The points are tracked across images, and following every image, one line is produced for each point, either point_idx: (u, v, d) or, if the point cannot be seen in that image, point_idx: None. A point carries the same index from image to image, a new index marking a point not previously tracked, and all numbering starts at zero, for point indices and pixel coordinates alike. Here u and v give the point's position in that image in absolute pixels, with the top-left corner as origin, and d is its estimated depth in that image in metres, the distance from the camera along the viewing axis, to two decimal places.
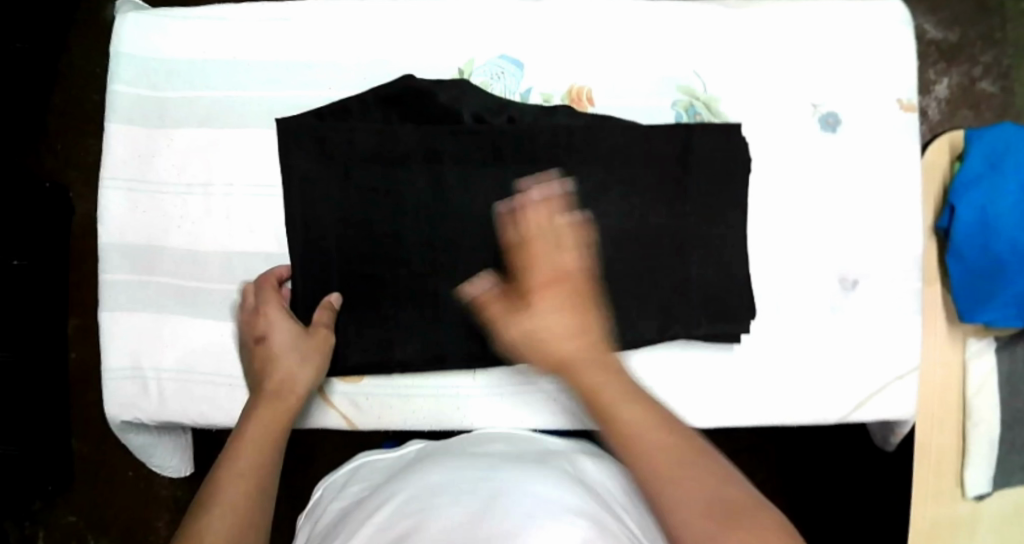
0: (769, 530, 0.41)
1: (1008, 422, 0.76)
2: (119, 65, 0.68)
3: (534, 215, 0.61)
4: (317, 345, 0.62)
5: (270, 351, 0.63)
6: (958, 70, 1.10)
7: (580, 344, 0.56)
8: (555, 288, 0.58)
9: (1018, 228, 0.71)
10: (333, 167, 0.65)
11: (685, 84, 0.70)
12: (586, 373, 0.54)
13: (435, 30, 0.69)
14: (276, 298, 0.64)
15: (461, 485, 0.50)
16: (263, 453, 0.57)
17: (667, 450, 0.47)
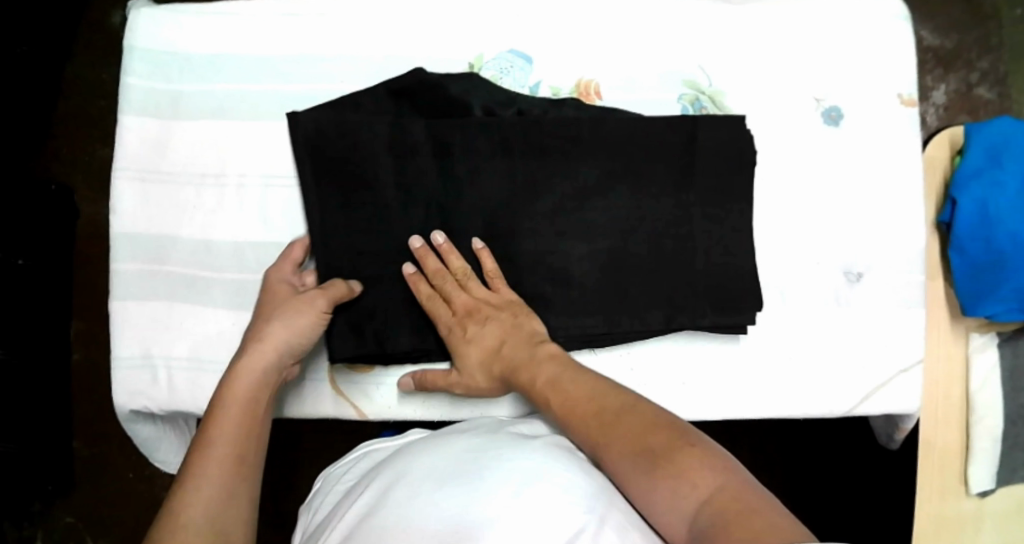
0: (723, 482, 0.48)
1: (1011, 417, 0.77)
2: (132, 57, 0.69)
3: (432, 264, 0.64)
4: (308, 310, 0.62)
5: (264, 315, 0.62)
6: (955, 76, 1.12)
7: (512, 355, 0.63)
8: (466, 323, 0.64)
9: (1017, 221, 0.73)
10: (351, 162, 0.65)
11: (691, 78, 0.71)
12: (525, 371, 0.62)
13: (445, 25, 0.71)
14: (288, 267, 0.65)
15: (456, 472, 0.52)
16: (241, 425, 0.58)
17: (594, 422, 0.55)
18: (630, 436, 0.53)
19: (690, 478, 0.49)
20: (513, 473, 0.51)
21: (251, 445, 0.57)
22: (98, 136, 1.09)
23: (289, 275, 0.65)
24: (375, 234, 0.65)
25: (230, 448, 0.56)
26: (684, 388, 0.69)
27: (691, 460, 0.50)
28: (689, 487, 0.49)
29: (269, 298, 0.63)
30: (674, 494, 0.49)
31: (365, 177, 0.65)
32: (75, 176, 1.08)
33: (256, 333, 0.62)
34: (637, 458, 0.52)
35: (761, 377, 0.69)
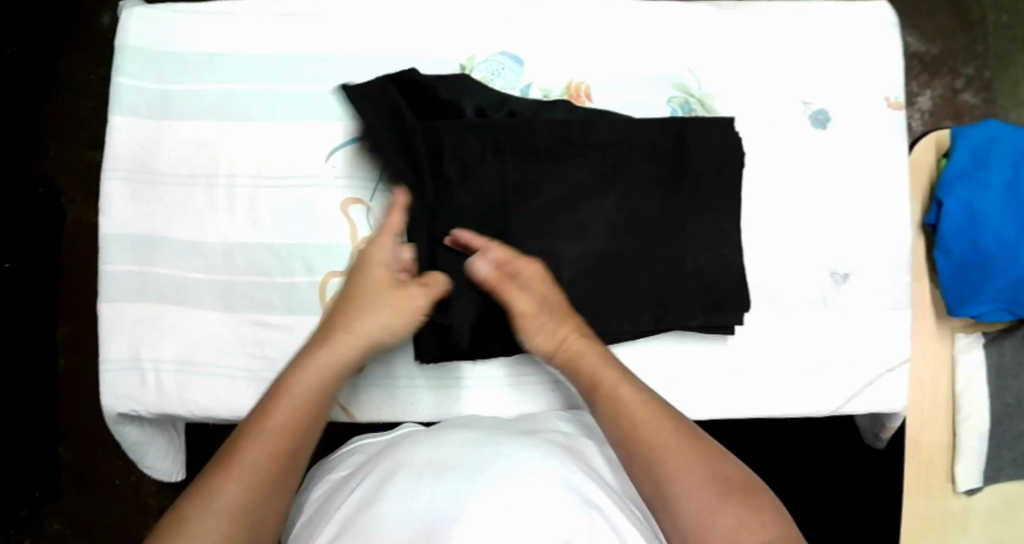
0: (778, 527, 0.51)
1: (997, 416, 0.78)
2: (123, 57, 0.69)
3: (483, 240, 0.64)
4: (402, 303, 0.62)
5: (358, 297, 0.62)
6: (940, 82, 1.13)
7: (569, 336, 0.62)
8: (542, 282, 0.63)
9: (1006, 222, 0.74)
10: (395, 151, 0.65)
11: (681, 80, 0.72)
12: (582, 358, 0.62)
13: (436, 27, 0.71)
14: (389, 240, 0.64)
15: (455, 466, 0.52)
16: (292, 425, 0.55)
17: (660, 442, 0.55)
18: (697, 466, 0.53)
19: (760, 518, 0.51)
20: (509, 464, 0.52)
21: (302, 437, 0.56)
22: (87, 139, 1.08)
23: (388, 252, 0.64)
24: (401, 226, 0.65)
25: (282, 435, 0.54)
26: (673, 389, 0.69)
27: (762, 499, 0.53)
28: (756, 526, 0.51)
29: (368, 278, 0.63)
30: (740, 529, 0.50)
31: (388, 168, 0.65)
32: (62, 180, 1.07)
33: (347, 318, 0.62)
34: (710, 478, 0.53)
35: (750, 377, 0.70)
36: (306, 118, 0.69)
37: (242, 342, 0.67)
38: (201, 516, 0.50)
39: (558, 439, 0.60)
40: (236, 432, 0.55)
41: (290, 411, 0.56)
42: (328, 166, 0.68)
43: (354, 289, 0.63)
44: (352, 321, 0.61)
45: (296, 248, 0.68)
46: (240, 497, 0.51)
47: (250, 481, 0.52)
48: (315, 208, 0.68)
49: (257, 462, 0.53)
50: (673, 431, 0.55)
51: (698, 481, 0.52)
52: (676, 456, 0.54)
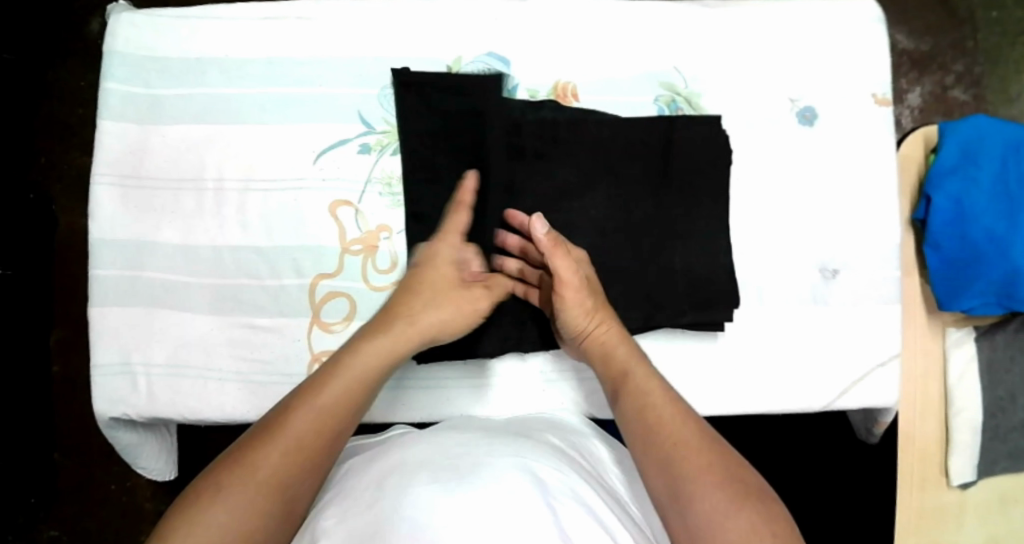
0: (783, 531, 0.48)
1: (990, 410, 0.78)
2: (111, 62, 0.69)
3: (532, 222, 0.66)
4: (458, 299, 0.63)
5: (418, 287, 0.64)
6: (929, 79, 1.13)
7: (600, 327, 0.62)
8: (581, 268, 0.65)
9: (994, 217, 0.74)
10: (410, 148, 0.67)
11: (667, 79, 0.72)
12: (611, 350, 0.61)
13: (422, 28, 0.71)
14: (457, 236, 0.65)
15: (443, 465, 0.52)
16: (336, 415, 0.54)
17: (679, 439, 0.53)
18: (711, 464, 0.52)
19: (770, 524, 0.49)
20: (501, 465, 0.52)
21: (350, 420, 0.55)
22: (78, 145, 1.08)
23: (455, 250, 0.65)
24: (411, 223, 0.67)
25: (333, 414, 0.54)
26: None
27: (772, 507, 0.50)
28: (766, 532, 0.48)
29: (432, 270, 0.64)
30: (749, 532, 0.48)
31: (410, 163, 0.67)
32: (53, 186, 1.07)
33: (405, 306, 0.63)
34: (722, 479, 0.51)
35: (740, 373, 0.70)
36: (294, 121, 0.69)
37: (233, 345, 0.67)
38: (240, 479, 0.49)
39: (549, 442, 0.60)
40: (288, 400, 0.54)
41: (343, 389, 0.55)
42: (316, 169, 0.68)
43: (416, 279, 0.64)
44: (413, 310, 0.62)
45: (285, 251, 0.68)
46: (278, 466, 0.50)
47: (293, 454, 0.51)
48: (304, 210, 0.68)
49: (306, 433, 0.52)
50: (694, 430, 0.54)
51: (711, 482, 0.50)
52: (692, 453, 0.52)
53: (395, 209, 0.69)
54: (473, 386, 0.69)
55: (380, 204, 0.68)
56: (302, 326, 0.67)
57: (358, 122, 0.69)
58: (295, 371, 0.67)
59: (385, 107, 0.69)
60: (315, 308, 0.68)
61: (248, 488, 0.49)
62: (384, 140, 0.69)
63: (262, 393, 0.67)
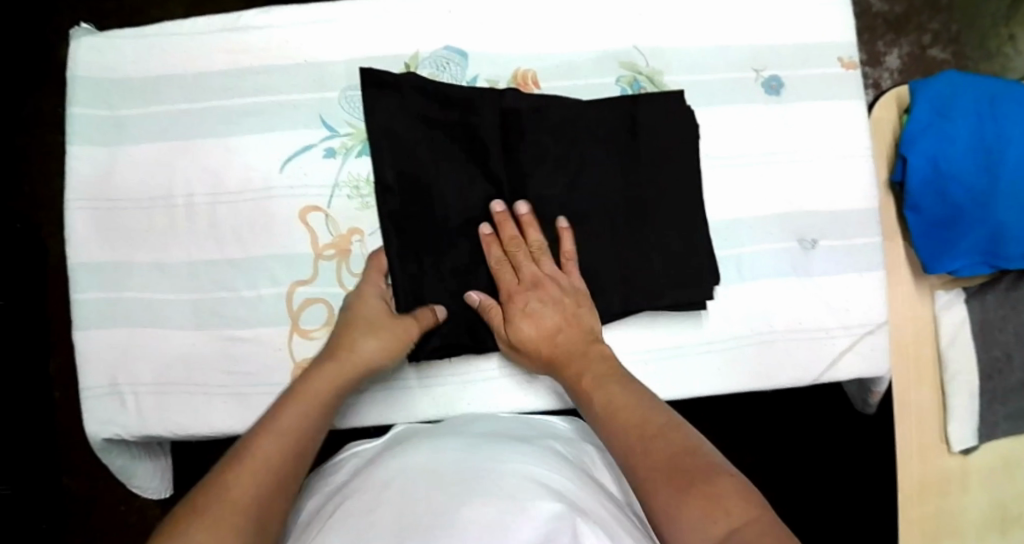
0: (745, 515, 0.46)
1: (986, 371, 0.77)
2: (75, 87, 0.70)
3: (508, 230, 0.65)
4: (391, 329, 0.63)
5: (352, 320, 0.63)
6: (907, 40, 1.12)
7: (567, 354, 0.63)
8: (530, 293, 0.64)
9: (973, 175, 0.73)
10: (382, 145, 0.66)
11: (628, 59, 0.72)
12: (572, 366, 0.62)
13: (378, 27, 0.71)
14: (379, 277, 0.65)
15: (438, 473, 0.52)
16: (292, 441, 0.54)
17: (634, 441, 0.54)
18: (664, 457, 0.51)
19: (728, 505, 0.47)
20: (504, 471, 0.53)
21: (311, 442, 0.56)
22: (58, 172, 1.09)
23: (377, 289, 0.65)
24: (390, 222, 0.65)
25: (296, 436, 0.55)
26: (649, 369, 0.69)
27: (722, 485, 0.48)
28: (720, 513, 0.47)
29: (362, 308, 0.64)
30: (703, 521, 0.47)
31: (384, 162, 0.66)
32: (39, 214, 1.09)
33: (342, 337, 0.62)
34: (665, 478, 0.50)
35: (724, 353, 0.69)
36: (258, 130, 0.69)
37: (214, 359, 0.67)
38: (217, 498, 0.48)
39: (552, 445, 0.61)
40: (242, 436, 0.54)
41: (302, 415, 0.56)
42: (283, 176, 0.69)
43: (350, 314, 0.64)
44: (351, 340, 0.62)
45: (259, 262, 0.68)
46: (252, 485, 0.50)
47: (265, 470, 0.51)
48: (275, 220, 0.68)
49: (264, 469, 0.51)
50: (658, 433, 0.53)
51: (659, 485, 0.50)
52: (637, 449, 0.53)
53: (365, 210, 0.69)
54: (460, 384, 0.69)
55: (349, 207, 0.68)
56: (281, 335, 0.67)
57: (321, 126, 0.69)
58: (278, 380, 0.67)
59: (347, 110, 0.70)
60: (294, 315, 0.67)
61: (222, 521, 0.47)
62: (348, 142, 0.69)
63: (248, 404, 0.67)
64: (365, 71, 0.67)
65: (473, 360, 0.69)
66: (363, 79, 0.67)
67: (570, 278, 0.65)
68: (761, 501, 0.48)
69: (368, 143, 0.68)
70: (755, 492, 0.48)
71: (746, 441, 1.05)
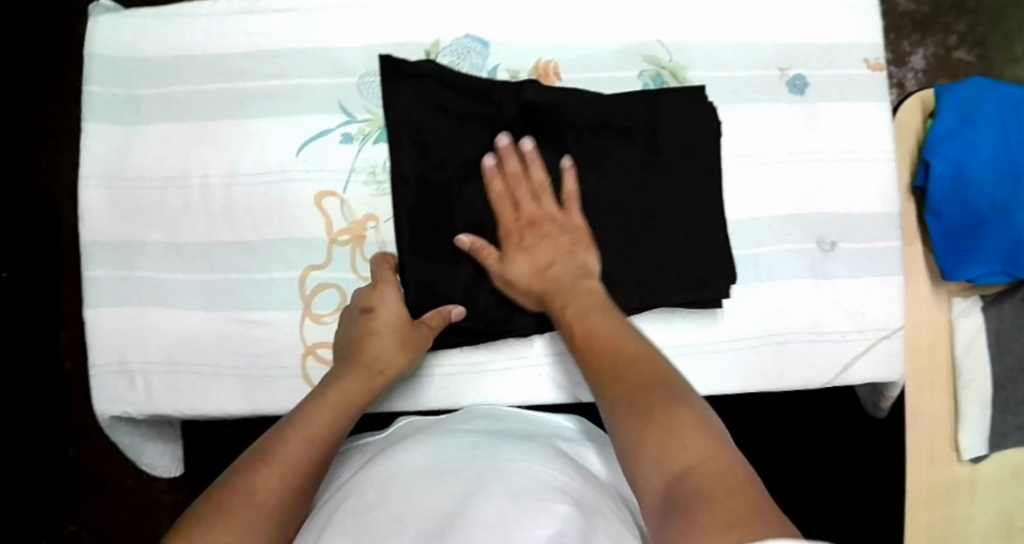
0: (706, 454, 0.46)
1: (1001, 381, 0.76)
2: (92, 66, 0.69)
3: (512, 164, 0.65)
4: (412, 339, 0.62)
5: (371, 324, 0.62)
6: (932, 41, 1.11)
7: (559, 285, 0.63)
8: (527, 231, 0.65)
9: (996, 182, 0.72)
10: (400, 131, 0.66)
11: (650, 53, 0.71)
12: (562, 299, 0.62)
13: (400, 12, 0.70)
14: (392, 276, 0.65)
15: (441, 470, 0.53)
16: (308, 452, 0.54)
17: (612, 378, 0.55)
18: (636, 394, 0.52)
19: (683, 436, 0.47)
20: (511, 471, 0.53)
21: (328, 451, 0.56)
22: (75, 148, 1.09)
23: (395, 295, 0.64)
24: (405, 212, 0.65)
25: (313, 446, 0.55)
26: None
27: (680, 420, 0.48)
28: (677, 449, 0.47)
29: (380, 313, 0.63)
30: (662, 456, 0.47)
31: (401, 150, 0.66)
32: (55, 190, 1.09)
33: (360, 343, 0.62)
34: (638, 414, 0.50)
35: (738, 353, 0.69)
36: (276, 113, 0.69)
37: (225, 341, 0.67)
38: (231, 505, 0.49)
39: (558, 444, 0.61)
40: (262, 440, 0.55)
41: (319, 422, 0.57)
42: (300, 160, 0.68)
43: (369, 318, 0.63)
44: (369, 347, 0.62)
45: (272, 246, 0.68)
46: (267, 495, 0.50)
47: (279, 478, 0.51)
48: (289, 204, 0.68)
49: (278, 480, 0.51)
50: (635, 374, 0.54)
51: (628, 419, 0.50)
52: (610, 383, 0.55)
53: (381, 197, 0.68)
54: (464, 375, 0.68)
55: (365, 194, 0.68)
56: (293, 320, 0.67)
57: (339, 112, 0.69)
58: (287, 365, 0.67)
59: (365, 96, 0.69)
60: (306, 301, 0.67)
61: (235, 525, 0.48)
62: (366, 128, 0.69)
63: (258, 387, 0.66)
64: (384, 59, 0.67)
65: (478, 351, 0.68)
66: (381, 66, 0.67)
67: (570, 216, 0.65)
68: (727, 446, 0.47)
69: (387, 130, 0.68)
70: (724, 438, 0.48)
71: (755, 441, 1.05)
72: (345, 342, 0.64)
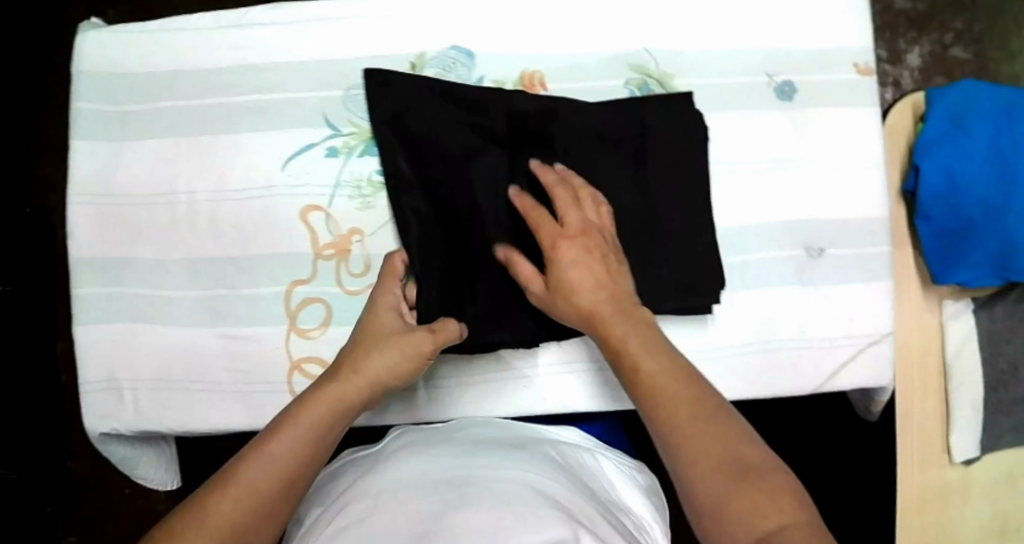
0: (794, 516, 0.45)
1: (991, 383, 0.76)
2: (79, 83, 0.69)
3: (549, 177, 0.62)
4: (403, 345, 0.59)
5: (367, 331, 0.61)
6: (929, 38, 1.10)
7: (608, 301, 0.58)
8: (575, 241, 0.59)
9: (988, 186, 0.71)
10: (390, 138, 0.66)
11: (637, 61, 0.70)
12: (614, 323, 0.57)
13: (385, 24, 0.70)
14: (395, 282, 0.62)
15: (434, 481, 0.53)
16: (287, 462, 0.52)
17: (680, 420, 0.51)
18: (710, 448, 0.49)
19: (776, 500, 0.46)
20: (501, 479, 0.53)
21: (310, 462, 0.53)
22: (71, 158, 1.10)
23: (395, 295, 0.62)
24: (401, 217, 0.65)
25: (292, 457, 0.52)
26: None
27: (768, 483, 0.47)
28: (769, 513, 0.46)
29: (377, 318, 0.61)
30: (750, 519, 0.46)
31: (392, 157, 0.66)
32: (50, 199, 1.09)
33: (356, 349, 0.60)
34: (719, 474, 0.48)
35: (727, 360, 0.69)
36: (263, 127, 0.69)
37: (213, 357, 0.67)
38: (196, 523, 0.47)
39: (550, 452, 0.62)
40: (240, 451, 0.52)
41: (303, 432, 0.54)
42: (285, 175, 0.68)
43: (367, 324, 0.61)
44: (362, 355, 0.59)
45: (257, 262, 0.68)
46: (235, 511, 0.48)
47: (251, 494, 0.49)
48: (275, 219, 0.68)
49: (251, 497, 0.49)
50: (699, 418, 0.51)
51: (707, 475, 0.48)
52: (682, 423, 0.51)
53: (365, 211, 0.68)
54: (458, 387, 0.69)
55: (350, 208, 0.68)
56: (279, 334, 0.67)
57: (324, 126, 0.68)
58: (274, 380, 0.67)
59: (350, 109, 0.69)
60: (292, 316, 0.67)
61: None
62: (351, 142, 0.68)
63: (246, 402, 0.67)
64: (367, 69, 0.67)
65: (472, 363, 0.69)
66: (365, 78, 0.67)
67: (608, 229, 0.62)
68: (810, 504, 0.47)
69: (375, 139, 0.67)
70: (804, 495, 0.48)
71: None
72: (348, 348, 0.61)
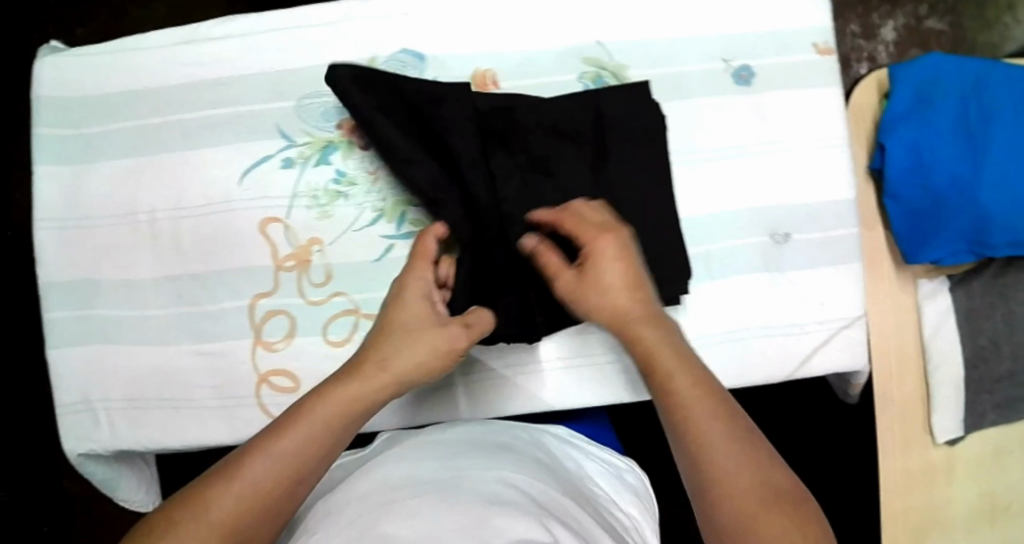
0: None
1: (972, 360, 0.75)
2: (38, 108, 0.70)
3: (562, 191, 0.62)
4: (435, 339, 0.57)
5: (393, 321, 0.58)
6: (903, 11, 1.08)
7: (637, 304, 0.57)
8: (613, 239, 0.58)
9: (956, 160, 0.70)
10: (383, 126, 0.63)
11: (591, 53, 0.70)
12: (642, 328, 0.56)
13: (335, 31, 0.70)
14: (428, 266, 0.60)
15: (421, 477, 0.52)
16: (298, 460, 0.51)
17: (710, 433, 0.50)
18: (739, 464, 0.49)
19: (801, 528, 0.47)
20: (489, 477, 0.52)
21: (316, 462, 0.52)
22: None
23: (428, 277, 0.59)
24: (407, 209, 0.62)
25: (298, 455, 0.51)
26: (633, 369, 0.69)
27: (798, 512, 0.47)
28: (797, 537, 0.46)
29: (407, 305, 0.59)
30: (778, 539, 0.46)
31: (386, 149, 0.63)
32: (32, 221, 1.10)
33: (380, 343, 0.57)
34: (750, 493, 0.48)
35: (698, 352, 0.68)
36: (221, 142, 0.69)
37: (184, 373, 0.67)
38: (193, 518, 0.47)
39: (535, 452, 0.61)
40: (243, 446, 0.51)
41: (314, 429, 0.53)
42: (243, 189, 0.68)
43: (393, 312, 0.58)
44: (385, 351, 0.57)
45: (222, 276, 0.68)
46: (233, 509, 0.48)
47: (252, 493, 0.49)
48: (238, 232, 0.68)
49: (255, 498, 0.49)
50: (732, 434, 0.50)
51: (738, 491, 0.48)
52: (711, 435, 0.50)
53: (324, 219, 0.68)
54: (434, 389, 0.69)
55: (308, 218, 0.68)
56: (247, 347, 0.67)
57: (279, 137, 0.69)
58: (244, 393, 0.67)
59: (303, 118, 0.69)
60: (257, 328, 0.67)
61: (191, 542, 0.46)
62: (306, 151, 0.68)
63: (218, 417, 0.67)
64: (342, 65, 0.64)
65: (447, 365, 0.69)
66: (329, 76, 0.64)
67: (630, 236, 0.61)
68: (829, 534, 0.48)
69: (363, 126, 0.64)
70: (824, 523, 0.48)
71: None
72: (369, 339, 0.59)
